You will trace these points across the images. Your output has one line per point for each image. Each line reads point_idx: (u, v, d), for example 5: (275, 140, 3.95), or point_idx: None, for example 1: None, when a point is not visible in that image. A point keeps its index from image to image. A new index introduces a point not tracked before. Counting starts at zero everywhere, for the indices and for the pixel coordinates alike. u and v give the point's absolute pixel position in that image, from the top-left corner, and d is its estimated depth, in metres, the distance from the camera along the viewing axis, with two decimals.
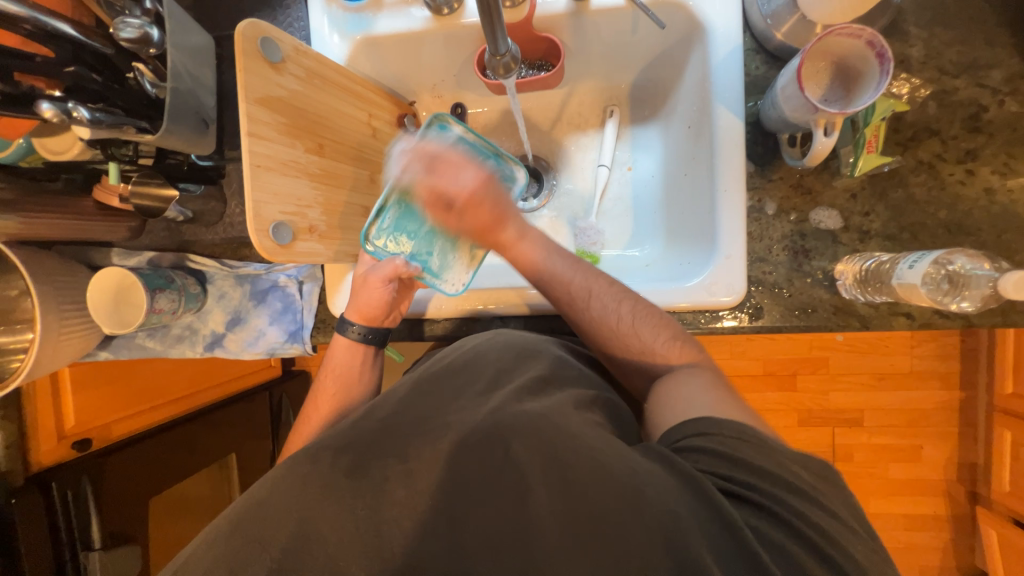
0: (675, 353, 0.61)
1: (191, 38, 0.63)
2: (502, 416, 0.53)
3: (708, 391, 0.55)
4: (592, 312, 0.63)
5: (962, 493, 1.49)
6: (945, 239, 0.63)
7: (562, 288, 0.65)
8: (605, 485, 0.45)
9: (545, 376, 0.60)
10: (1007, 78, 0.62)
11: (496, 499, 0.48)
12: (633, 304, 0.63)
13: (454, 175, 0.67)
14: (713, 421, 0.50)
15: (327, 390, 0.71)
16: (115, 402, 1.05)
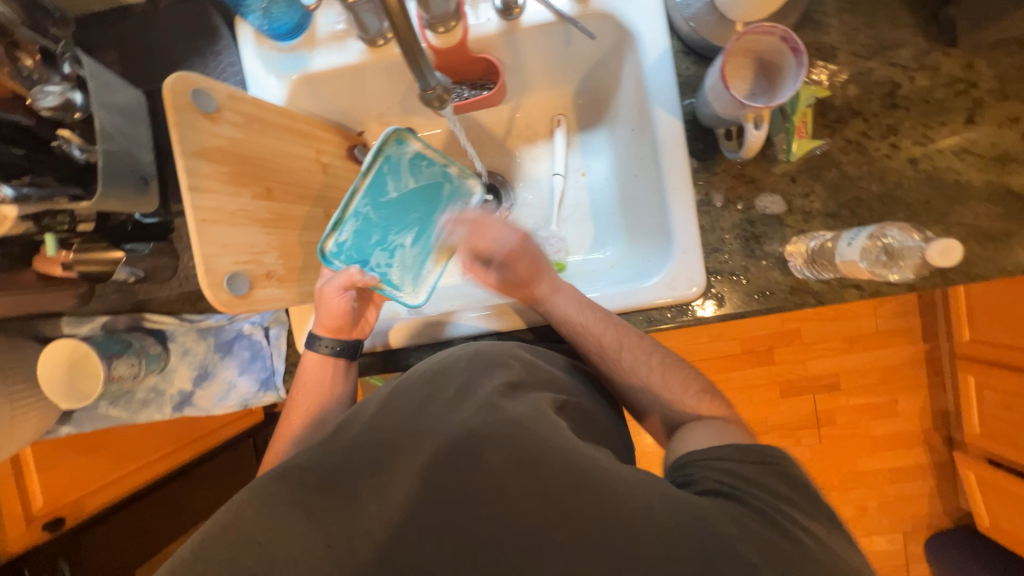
0: (703, 407, 0.61)
1: (118, 97, 0.61)
2: (475, 427, 0.49)
3: (711, 430, 0.56)
4: (622, 366, 0.64)
5: (940, 441, 1.56)
6: (880, 210, 0.66)
7: (596, 342, 0.65)
8: (581, 487, 0.45)
9: (515, 378, 0.56)
10: (915, 56, 0.66)
11: (468, 511, 0.45)
12: (660, 359, 0.64)
13: (498, 236, 0.71)
14: (718, 446, 0.51)
15: (299, 407, 0.69)
16: (82, 479, 0.99)
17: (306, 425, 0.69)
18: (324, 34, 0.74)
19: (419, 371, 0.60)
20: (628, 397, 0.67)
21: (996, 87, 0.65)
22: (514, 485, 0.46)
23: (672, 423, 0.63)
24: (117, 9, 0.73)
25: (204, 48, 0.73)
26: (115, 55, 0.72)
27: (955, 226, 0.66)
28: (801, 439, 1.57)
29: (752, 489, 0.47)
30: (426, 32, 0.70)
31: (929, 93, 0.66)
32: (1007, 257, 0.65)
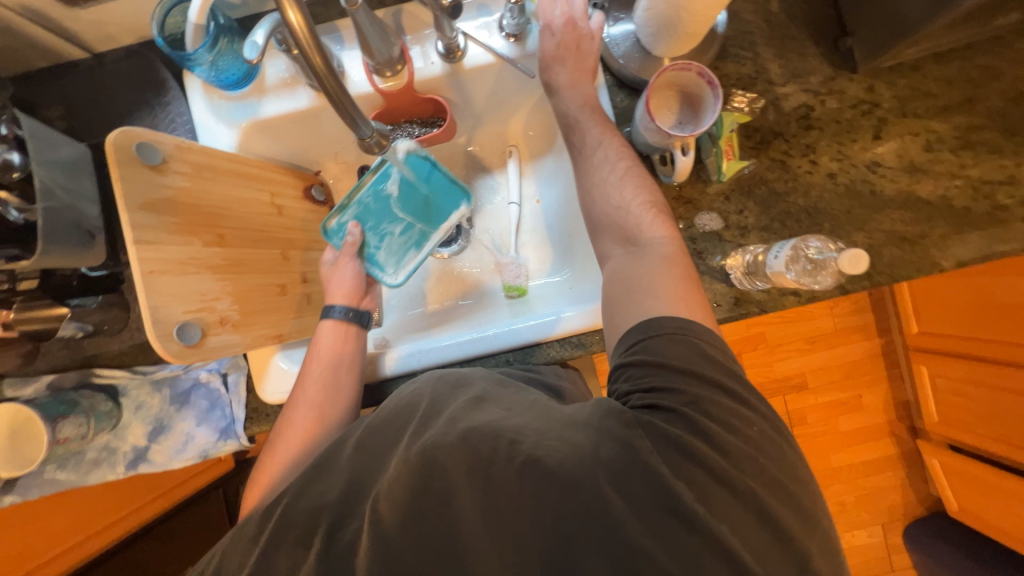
0: (651, 223, 0.59)
1: (59, 152, 0.61)
2: (433, 444, 0.48)
3: (667, 282, 0.55)
4: (595, 161, 0.64)
5: (904, 430, 1.62)
6: (807, 222, 0.72)
7: (580, 131, 0.66)
8: (540, 502, 0.44)
9: (479, 393, 0.54)
10: (823, 81, 0.73)
11: (426, 530, 0.45)
12: (632, 171, 0.62)
13: None
14: (637, 330, 0.52)
15: (312, 373, 0.68)
16: (37, 547, 0.93)
17: (319, 394, 0.67)
18: (273, 81, 0.75)
19: (386, 405, 0.58)
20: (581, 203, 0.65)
21: (896, 105, 0.72)
22: (471, 502, 0.45)
23: (623, 234, 0.60)
24: (60, 66, 0.73)
25: (152, 99, 0.74)
26: (59, 110, 0.72)
27: (875, 232, 0.71)
28: None
29: (681, 384, 0.48)
30: (373, 77, 0.72)
31: (839, 114, 0.73)
32: (925, 257, 0.70)
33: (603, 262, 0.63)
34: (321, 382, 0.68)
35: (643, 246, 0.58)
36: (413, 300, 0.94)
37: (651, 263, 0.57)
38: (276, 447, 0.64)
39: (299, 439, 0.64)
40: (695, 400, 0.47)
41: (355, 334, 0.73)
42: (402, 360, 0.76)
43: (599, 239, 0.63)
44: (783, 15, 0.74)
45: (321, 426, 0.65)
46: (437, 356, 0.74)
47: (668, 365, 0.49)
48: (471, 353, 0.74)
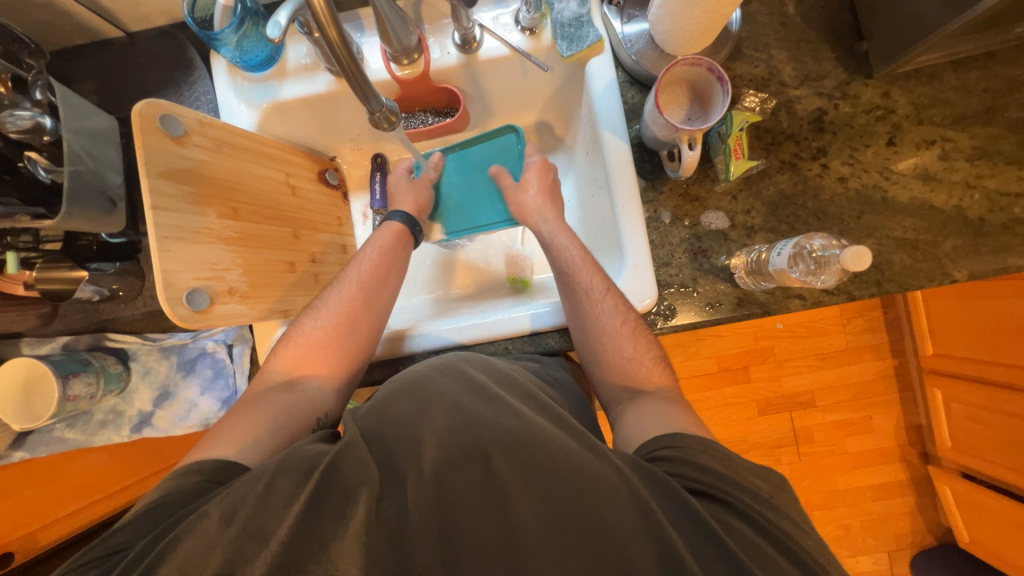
0: (657, 375, 0.64)
1: (89, 122, 0.64)
2: (482, 434, 0.50)
3: (675, 411, 0.59)
4: (598, 309, 0.67)
5: (914, 455, 1.57)
6: (816, 225, 0.71)
7: (575, 276, 0.71)
8: (588, 488, 0.46)
9: (509, 377, 0.61)
10: (838, 85, 0.73)
11: (480, 517, 0.46)
12: (632, 323, 0.66)
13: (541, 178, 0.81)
14: (663, 437, 0.54)
15: (370, 260, 0.75)
16: (37, 511, 0.95)
17: (369, 281, 0.73)
18: (294, 65, 0.78)
19: (400, 379, 0.62)
20: (585, 353, 0.69)
21: (912, 112, 0.71)
22: (524, 497, 0.46)
23: (627, 382, 0.65)
24: (96, 43, 0.77)
25: (180, 79, 0.76)
26: (92, 85, 0.76)
27: (885, 239, 0.70)
28: (781, 457, 1.57)
29: (729, 480, 0.49)
30: (390, 65, 0.75)
31: (853, 119, 0.72)
32: (937, 267, 0.69)
33: (610, 407, 0.67)
34: (375, 270, 0.75)
35: (650, 393, 0.63)
36: (420, 287, 0.97)
37: (660, 403, 0.60)
38: (315, 311, 0.70)
39: (343, 315, 0.70)
40: (742, 493, 0.48)
41: (405, 243, 0.80)
42: (401, 339, 0.76)
43: (605, 384, 0.67)
44: (799, 18, 0.74)
45: (364, 310, 0.71)
46: (437, 338, 0.75)
47: (707, 467, 0.49)
48: (472, 337, 0.75)
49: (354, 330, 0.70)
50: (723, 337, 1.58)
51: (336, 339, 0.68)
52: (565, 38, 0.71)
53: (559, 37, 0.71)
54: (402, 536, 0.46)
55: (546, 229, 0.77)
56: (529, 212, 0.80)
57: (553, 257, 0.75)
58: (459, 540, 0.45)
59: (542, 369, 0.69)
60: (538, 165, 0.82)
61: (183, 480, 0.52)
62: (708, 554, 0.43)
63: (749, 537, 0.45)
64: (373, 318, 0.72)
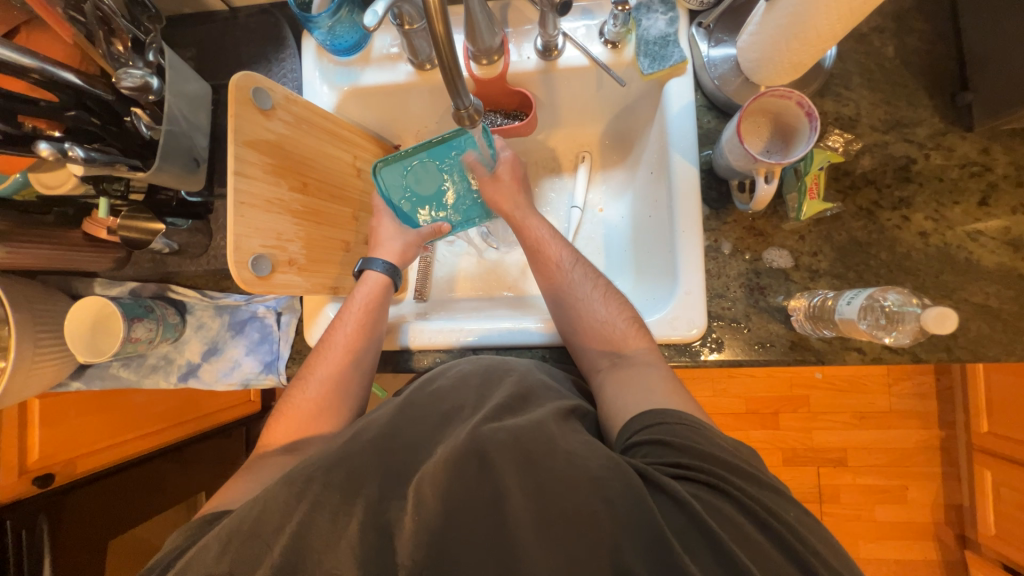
0: (633, 336, 0.65)
1: (189, 86, 0.68)
2: (483, 435, 0.50)
3: (657, 381, 0.59)
4: (569, 279, 0.71)
5: (951, 537, 1.46)
6: (887, 278, 0.67)
7: (546, 252, 0.74)
8: (586, 490, 0.46)
9: (528, 388, 0.59)
10: (931, 135, 0.69)
11: (473, 512, 0.46)
12: (602, 287, 0.70)
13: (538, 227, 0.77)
14: (636, 420, 0.54)
15: (346, 319, 0.72)
16: (84, 439, 1.00)
17: (346, 344, 0.70)
18: (378, 54, 0.81)
19: (425, 378, 0.64)
20: (565, 329, 0.70)
21: (1011, 173, 0.67)
22: (518, 493, 0.46)
23: (607, 347, 0.65)
24: (201, 13, 0.81)
25: (271, 55, 0.81)
26: (192, 52, 0.81)
27: (963, 303, 0.66)
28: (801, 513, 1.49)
29: (705, 456, 0.49)
30: (470, 63, 0.76)
31: (943, 172, 0.68)
32: (1018, 340, 0.64)
33: (592, 376, 0.66)
34: (353, 331, 0.71)
35: (630, 357, 0.63)
36: (459, 284, 0.97)
37: (639, 369, 0.61)
38: (298, 386, 0.68)
39: (331, 377, 0.68)
40: (724, 469, 0.48)
41: (388, 291, 0.76)
42: (437, 333, 0.77)
43: (585, 355, 0.67)
44: (899, 61, 0.71)
45: (346, 375, 0.69)
46: (477, 338, 0.75)
47: (681, 446, 0.50)
48: (512, 340, 0.74)
49: (345, 390, 0.68)
50: (756, 377, 1.52)
51: (322, 412, 0.66)
52: (647, 56, 0.71)
53: (641, 54, 0.71)
54: (418, 523, 0.46)
55: (518, 213, 0.78)
56: (504, 204, 0.78)
57: (525, 239, 0.76)
58: (453, 528, 0.46)
59: (577, 383, 0.69)
60: (509, 160, 0.79)
61: (209, 518, 0.55)
62: (706, 556, 0.42)
63: (776, 559, 0.42)
64: (361, 372, 0.70)
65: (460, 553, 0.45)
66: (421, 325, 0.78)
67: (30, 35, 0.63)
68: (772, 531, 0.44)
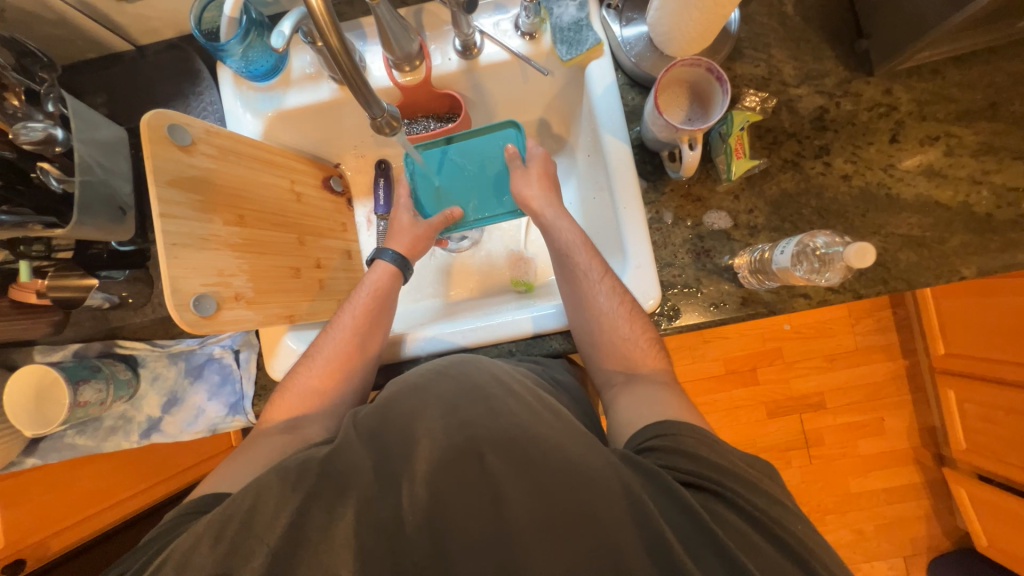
0: (651, 357, 0.66)
1: (100, 133, 0.65)
2: (473, 431, 0.52)
3: (674, 400, 0.60)
4: (595, 289, 0.69)
5: (929, 457, 1.54)
6: (820, 223, 0.71)
7: (572, 262, 0.72)
8: (568, 474, 0.47)
9: (498, 374, 0.58)
10: (839, 83, 0.73)
11: (472, 513, 0.47)
12: (628, 304, 0.67)
13: (555, 219, 0.76)
14: (654, 427, 0.55)
15: (359, 306, 0.73)
16: (53, 516, 0.95)
17: (357, 334, 0.71)
18: (298, 74, 0.80)
19: (405, 379, 0.61)
20: (580, 334, 0.70)
21: (915, 109, 0.71)
22: (516, 495, 0.47)
23: (623, 364, 0.66)
24: (106, 56, 0.78)
25: (188, 90, 0.78)
26: (103, 97, 0.77)
27: (891, 236, 0.70)
28: (792, 460, 1.54)
29: (718, 469, 0.49)
30: (392, 72, 0.76)
31: (855, 116, 0.72)
32: (944, 264, 0.68)
33: (604, 389, 0.68)
34: (365, 318, 0.72)
35: (643, 375, 0.64)
36: (420, 292, 0.97)
37: (653, 388, 0.62)
38: (305, 367, 0.69)
39: (339, 360, 0.69)
40: (731, 479, 0.49)
41: (398, 283, 0.78)
42: (399, 343, 0.77)
43: (598, 366, 0.69)
44: (799, 17, 0.74)
45: (356, 358, 0.70)
46: (443, 341, 0.75)
47: (699, 458, 0.50)
48: (475, 339, 0.75)
49: (352, 376, 0.69)
50: (729, 338, 1.56)
51: (329, 391, 0.68)
52: (564, 42, 0.71)
53: (559, 41, 0.71)
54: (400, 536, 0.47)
55: (548, 212, 0.76)
56: (533, 201, 0.76)
57: (552, 240, 0.75)
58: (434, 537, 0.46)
59: (545, 370, 0.70)
60: (540, 157, 0.79)
61: (199, 505, 0.54)
62: (705, 553, 0.44)
63: (743, 530, 0.46)
64: (369, 359, 0.71)
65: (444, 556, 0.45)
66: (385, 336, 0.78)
67: None
68: (757, 520, 0.46)
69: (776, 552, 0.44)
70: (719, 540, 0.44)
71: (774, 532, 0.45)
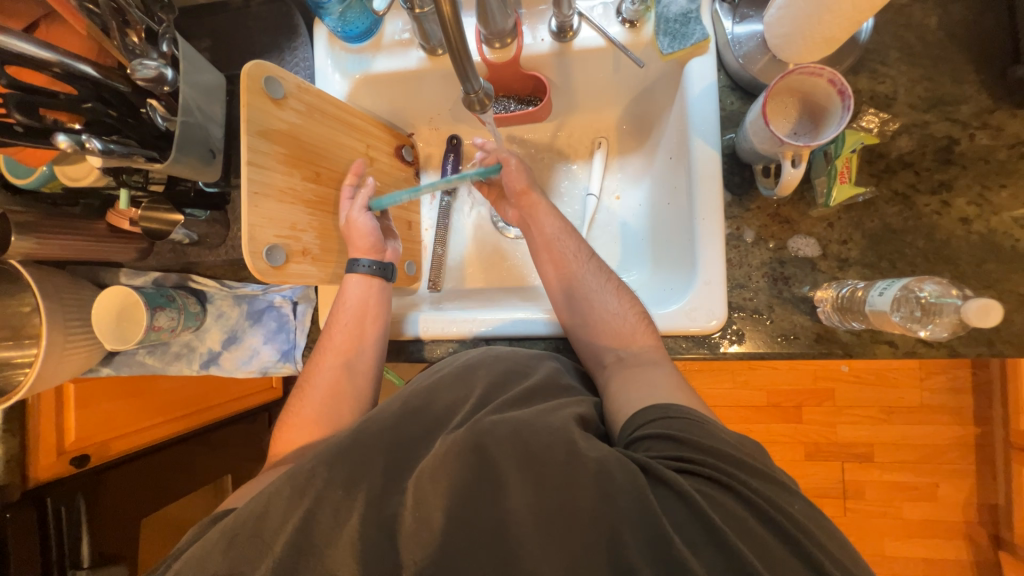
0: (641, 333, 0.65)
1: (202, 77, 0.68)
2: (483, 428, 0.49)
3: (664, 379, 0.58)
4: (582, 273, 0.71)
5: (984, 538, 1.39)
6: (924, 267, 0.63)
7: (561, 245, 0.73)
8: (588, 486, 0.45)
9: (530, 387, 0.57)
10: (977, 113, 0.64)
11: (476, 505, 0.45)
12: (614, 282, 0.70)
13: (545, 219, 0.76)
14: (638, 416, 0.54)
15: (340, 321, 0.71)
16: (115, 423, 1.05)
17: (341, 351, 0.70)
18: (389, 40, 0.80)
19: (429, 371, 0.65)
20: (569, 321, 0.70)
21: None
22: (516, 485, 0.46)
23: (616, 341, 0.65)
24: (215, 3, 0.81)
25: (283, 43, 0.80)
26: (207, 43, 0.81)
27: (1006, 294, 0.61)
28: (824, 508, 1.45)
29: (715, 454, 0.47)
30: (482, 47, 0.74)
31: (990, 153, 0.63)
32: None
33: (597, 371, 0.67)
34: (347, 333, 0.70)
35: (635, 354, 0.63)
36: (469, 274, 0.97)
37: (644, 368, 0.61)
38: (301, 399, 0.68)
39: (330, 385, 0.68)
40: (726, 462, 0.46)
41: (376, 291, 0.73)
42: (441, 323, 0.76)
43: (590, 347, 0.67)
44: (942, 32, 0.66)
45: (347, 375, 0.69)
46: (488, 328, 0.73)
47: (689, 441, 0.48)
48: (525, 330, 0.73)
49: (348, 396, 0.68)
50: (778, 370, 1.47)
51: (329, 414, 0.66)
52: (667, 34, 0.68)
53: (662, 33, 0.68)
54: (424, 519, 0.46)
55: (539, 205, 0.76)
56: (527, 193, 0.77)
57: (536, 233, 0.76)
58: (459, 525, 0.45)
59: (588, 377, 0.69)
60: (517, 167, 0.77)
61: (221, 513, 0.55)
62: (711, 553, 0.41)
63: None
64: (363, 375, 0.70)
65: (462, 545, 0.44)
66: (420, 317, 0.77)
67: (51, 29, 0.64)
68: (792, 539, 0.42)
69: None
70: (731, 546, 0.41)
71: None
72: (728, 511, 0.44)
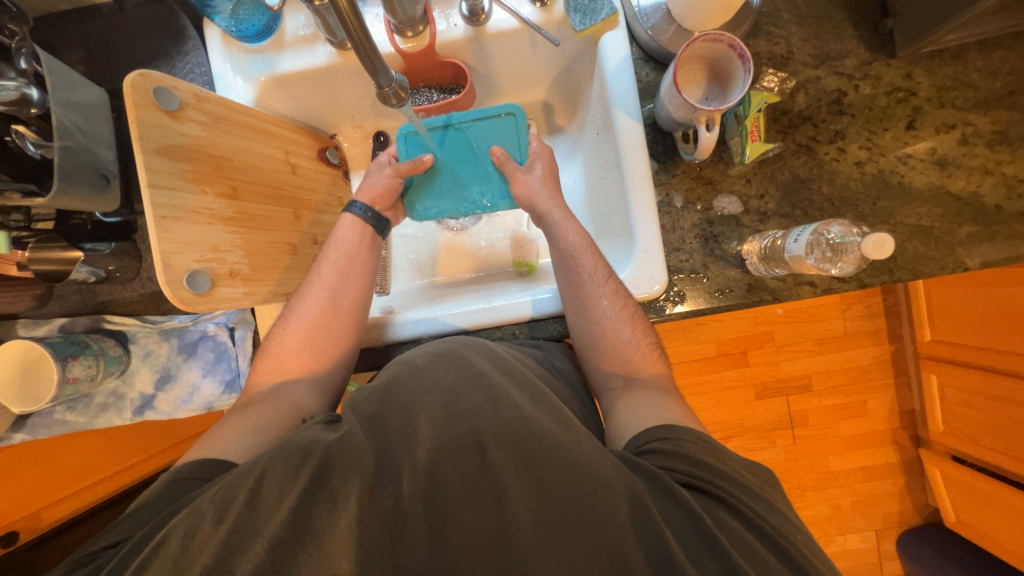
0: (651, 362, 0.65)
1: (78, 94, 0.61)
2: (479, 427, 0.51)
3: (671, 403, 0.59)
4: (597, 294, 0.67)
5: (907, 439, 1.59)
6: (831, 211, 0.70)
7: (574, 261, 0.70)
8: (575, 478, 0.47)
9: (512, 368, 0.59)
10: (858, 65, 0.70)
11: (474, 511, 0.46)
12: (630, 309, 0.66)
13: (559, 231, 0.73)
14: (654, 430, 0.54)
15: (328, 260, 0.72)
16: (44, 490, 0.94)
17: (325, 294, 0.69)
18: (292, 36, 0.75)
19: (402, 362, 0.62)
20: (578, 337, 0.69)
21: (934, 95, 0.69)
22: (518, 492, 0.47)
23: (624, 368, 0.65)
24: (82, 9, 0.72)
25: (171, 49, 0.72)
26: (79, 55, 0.71)
27: (900, 226, 0.69)
28: (777, 440, 1.59)
29: (715, 473, 0.49)
30: (394, 37, 0.72)
31: (873, 102, 0.70)
32: (949, 254, 0.68)
33: (603, 393, 0.67)
34: (336, 271, 0.71)
35: (643, 380, 0.64)
36: (417, 273, 0.95)
37: (650, 391, 0.61)
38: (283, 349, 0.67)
39: (315, 320, 0.68)
40: (727, 482, 0.49)
41: (363, 233, 0.75)
42: (396, 324, 0.75)
43: (597, 368, 0.68)
44: None
45: (335, 311, 0.69)
46: (442, 322, 0.73)
47: (697, 459, 0.50)
48: (478, 321, 0.73)
49: (339, 344, 0.69)
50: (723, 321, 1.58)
51: (322, 356, 0.67)
52: (577, 11, 0.68)
53: (572, 10, 0.70)
54: (397, 532, 0.46)
55: (552, 215, 0.74)
56: (536, 204, 0.74)
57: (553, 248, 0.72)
58: (450, 531, 0.46)
59: (546, 357, 0.69)
60: (542, 155, 0.77)
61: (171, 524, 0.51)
62: (704, 556, 0.43)
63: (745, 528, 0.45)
64: (355, 321, 0.70)
65: (455, 543, 0.45)
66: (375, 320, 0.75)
67: None
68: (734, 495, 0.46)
69: (780, 568, 0.43)
70: (724, 550, 0.43)
71: (778, 541, 0.44)
72: (715, 513, 0.46)
